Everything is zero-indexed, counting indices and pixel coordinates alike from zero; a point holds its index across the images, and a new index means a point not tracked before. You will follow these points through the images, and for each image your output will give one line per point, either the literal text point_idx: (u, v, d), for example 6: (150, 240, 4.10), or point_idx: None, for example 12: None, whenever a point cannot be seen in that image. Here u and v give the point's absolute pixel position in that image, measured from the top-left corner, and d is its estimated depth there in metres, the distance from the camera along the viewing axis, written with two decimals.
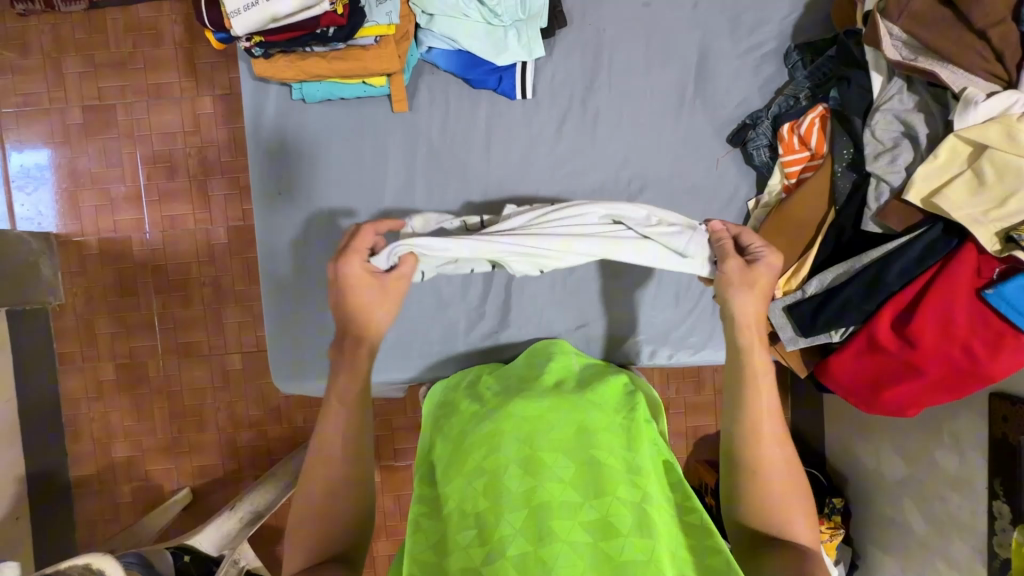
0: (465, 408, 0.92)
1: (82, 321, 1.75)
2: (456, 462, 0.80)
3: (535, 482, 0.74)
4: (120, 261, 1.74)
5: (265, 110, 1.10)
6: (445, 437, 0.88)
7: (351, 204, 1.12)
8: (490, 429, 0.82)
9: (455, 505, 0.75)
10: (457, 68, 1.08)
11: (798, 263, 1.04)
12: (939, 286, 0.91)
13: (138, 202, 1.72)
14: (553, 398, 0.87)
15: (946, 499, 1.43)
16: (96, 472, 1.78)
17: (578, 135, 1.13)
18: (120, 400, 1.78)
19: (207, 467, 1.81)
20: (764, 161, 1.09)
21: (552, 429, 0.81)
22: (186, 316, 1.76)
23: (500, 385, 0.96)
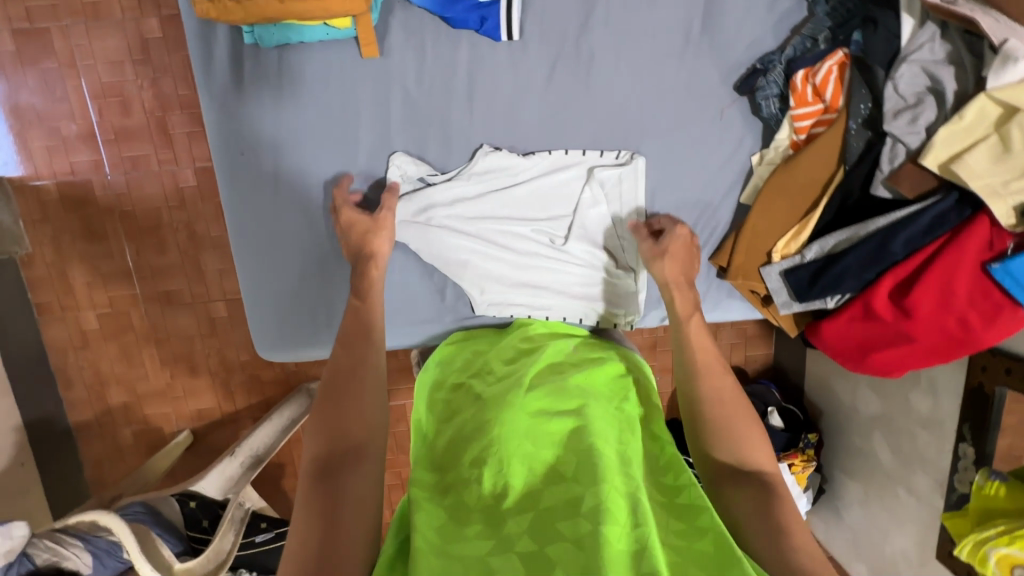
0: (464, 398, 0.92)
1: (55, 270, 1.67)
2: (460, 453, 0.82)
3: (544, 484, 0.75)
4: (84, 206, 1.62)
5: (215, 57, 0.96)
6: (446, 427, 0.89)
7: (326, 164, 1.03)
8: (492, 422, 0.82)
9: (457, 498, 0.77)
10: (434, 5, 0.93)
11: (801, 225, 1.01)
12: (942, 257, 0.86)
13: (93, 142, 1.57)
14: (550, 395, 0.87)
15: (915, 436, 1.51)
16: (95, 417, 1.80)
17: (569, 83, 1.02)
18: (108, 348, 1.75)
19: (205, 410, 1.84)
20: (773, 113, 1.00)
21: (550, 422, 0.82)
22: (162, 263, 1.68)
23: (500, 369, 0.95)
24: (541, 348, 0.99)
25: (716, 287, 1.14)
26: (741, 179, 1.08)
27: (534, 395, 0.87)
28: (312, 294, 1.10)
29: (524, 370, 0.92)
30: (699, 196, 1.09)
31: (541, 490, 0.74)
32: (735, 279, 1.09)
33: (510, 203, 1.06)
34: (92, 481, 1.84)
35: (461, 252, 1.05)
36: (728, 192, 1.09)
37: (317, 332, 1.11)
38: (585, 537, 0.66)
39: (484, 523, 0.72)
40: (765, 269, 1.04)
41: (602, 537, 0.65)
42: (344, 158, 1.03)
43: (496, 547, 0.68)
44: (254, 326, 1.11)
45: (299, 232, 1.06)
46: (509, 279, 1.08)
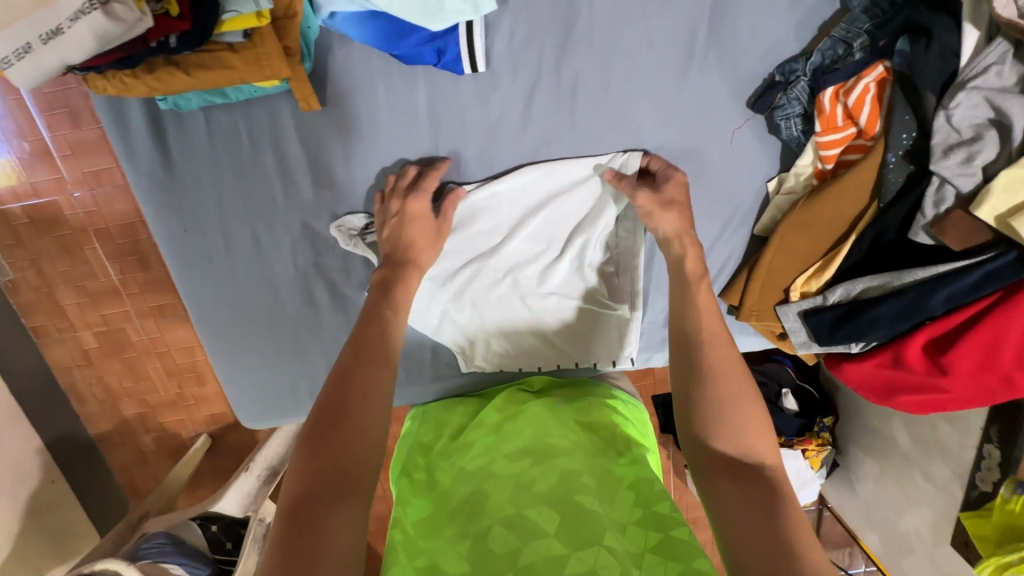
0: (446, 472, 0.87)
1: (43, 292, 1.48)
2: (439, 516, 0.79)
3: (522, 539, 0.68)
4: (55, 228, 1.41)
5: (131, 127, 0.81)
6: (426, 492, 0.86)
7: (279, 231, 0.90)
8: (475, 490, 0.78)
9: (430, 558, 0.73)
10: (378, 43, 0.76)
11: (824, 264, 0.88)
12: (991, 318, 0.74)
13: (49, 159, 1.34)
14: (533, 451, 0.82)
15: (938, 427, 1.46)
16: (114, 428, 1.66)
17: (550, 115, 0.86)
18: (112, 365, 1.58)
19: (218, 415, 1.69)
20: (794, 134, 0.85)
21: (532, 476, 0.77)
22: (147, 279, 1.50)
23: (484, 436, 0.89)
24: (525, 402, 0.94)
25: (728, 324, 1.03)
26: (757, 206, 0.94)
27: (518, 455, 0.82)
28: (286, 366, 0.99)
29: (511, 431, 0.87)
30: (708, 229, 0.95)
31: (521, 545, 0.67)
32: (747, 318, 0.99)
33: (485, 243, 0.94)
34: (124, 486, 1.73)
35: (440, 305, 0.96)
36: (740, 223, 0.95)
37: (300, 401, 1.02)
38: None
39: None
40: (781, 309, 0.94)
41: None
42: (299, 219, 0.89)
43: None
44: (234, 401, 1.02)
45: (261, 305, 0.94)
46: (496, 332, 0.99)
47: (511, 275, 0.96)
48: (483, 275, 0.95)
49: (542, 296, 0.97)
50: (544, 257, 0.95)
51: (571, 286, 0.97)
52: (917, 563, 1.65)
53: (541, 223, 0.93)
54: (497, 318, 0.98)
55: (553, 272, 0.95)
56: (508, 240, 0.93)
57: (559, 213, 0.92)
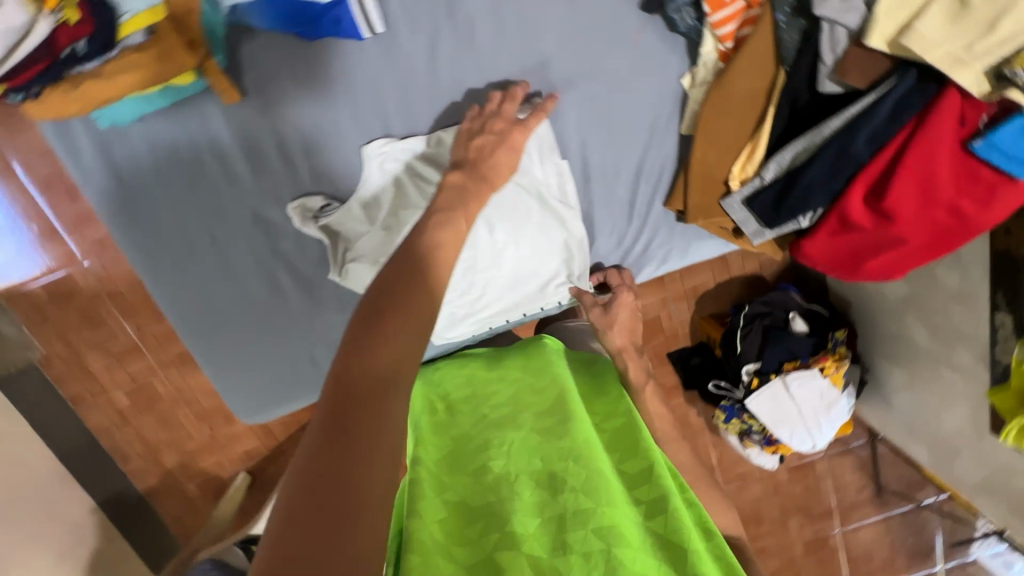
0: (466, 416, 0.92)
1: None
2: (466, 458, 0.82)
3: (547, 493, 0.73)
4: None
5: (81, 152, 0.88)
6: (447, 429, 0.91)
7: (236, 223, 0.96)
8: (501, 439, 0.82)
9: (458, 495, 0.77)
10: (277, 23, 0.84)
11: (752, 144, 0.89)
12: (913, 147, 0.73)
13: None
14: (553, 413, 0.85)
15: (949, 312, 1.39)
16: None
17: (457, 60, 0.90)
18: None
19: None
20: (690, 26, 0.86)
21: (556, 438, 0.80)
22: None
23: (502, 393, 0.94)
24: (540, 365, 0.97)
25: (682, 233, 1.04)
26: (677, 108, 0.95)
27: (544, 416, 0.85)
28: (273, 351, 1.04)
29: (528, 396, 0.91)
30: (637, 136, 0.96)
31: (551, 496, 0.72)
32: (697, 221, 0.99)
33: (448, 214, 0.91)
34: None
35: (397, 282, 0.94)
36: (665, 126, 0.96)
37: (291, 383, 1.07)
38: (596, 557, 0.64)
39: (485, 517, 0.72)
40: (725, 202, 0.94)
41: (612, 560, 0.64)
42: (247, 207, 0.95)
43: (501, 541, 0.68)
44: (231, 401, 1.06)
45: (234, 297, 1.00)
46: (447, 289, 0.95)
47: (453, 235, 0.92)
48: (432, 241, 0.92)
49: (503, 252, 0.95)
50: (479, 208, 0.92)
51: (529, 234, 0.95)
52: (967, 464, 1.55)
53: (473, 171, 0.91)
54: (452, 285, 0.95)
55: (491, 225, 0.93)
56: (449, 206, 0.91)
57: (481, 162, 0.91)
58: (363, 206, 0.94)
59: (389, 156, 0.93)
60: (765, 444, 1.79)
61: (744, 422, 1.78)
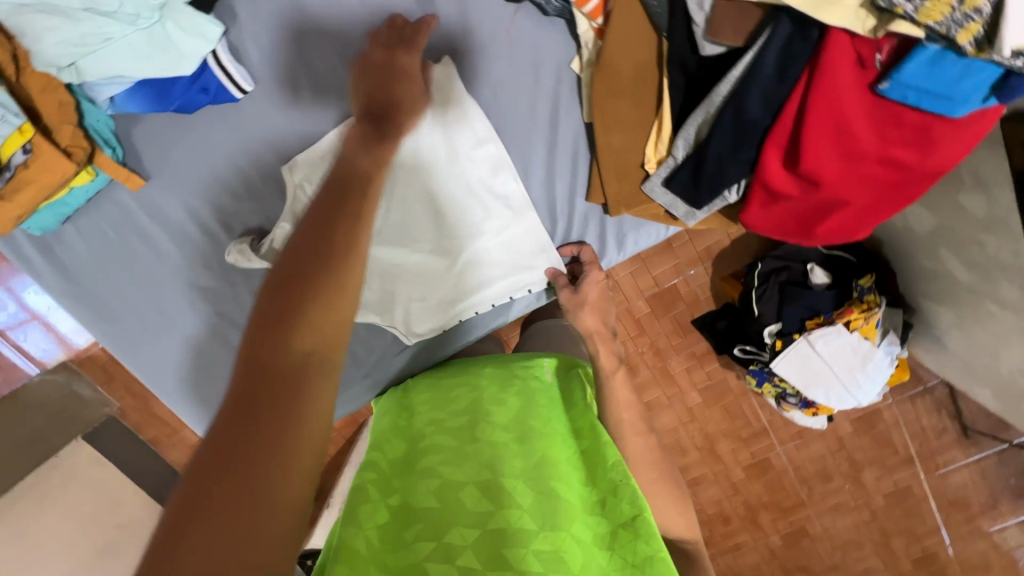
0: (423, 416, 0.87)
1: None
2: (416, 457, 0.78)
3: (492, 506, 0.68)
4: None
5: (30, 259, 0.96)
6: (404, 430, 0.85)
7: (177, 293, 0.99)
8: (453, 446, 0.77)
9: (402, 497, 0.72)
10: (154, 104, 0.85)
11: (658, 122, 0.79)
12: (812, 104, 0.62)
13: None
14: (511, 423, 0.79)
15: (983, 244, 1.16)
16: None
17: (336, 97, 0.88)
18: None
19: None
20: (559, 8, 0.79)
21: (510, 453, 0.74)
22: None
23: (463, 391, 0.88)
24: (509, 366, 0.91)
25: (611, 225, 0.96)
26: (575, 95, 0.88)
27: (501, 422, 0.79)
28: None
29: (488, 395, 0.84)
30: (540, 131, 0.89)
31: (493, 510, 0.67)
32: (621, 212, 0.90)
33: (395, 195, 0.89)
34: None
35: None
36: (567, 116, 0.89)
37: None
38: None
39: (426, 522, 0.67)
40: (646, 187, 0.85)
41: None
42: (184, 275, 0.98)
43: (436, 553, 0.63)
44: None
45: (197, 361, 1.03)
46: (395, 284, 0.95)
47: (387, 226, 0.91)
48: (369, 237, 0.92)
49: (444, 234, 0.93)
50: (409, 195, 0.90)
51: (468, 220, 0.92)
52: None
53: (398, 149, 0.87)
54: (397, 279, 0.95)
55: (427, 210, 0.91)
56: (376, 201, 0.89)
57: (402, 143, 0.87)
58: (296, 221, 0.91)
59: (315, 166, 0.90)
60: (805, 407, 1.46)
61: (777, 385, 1.47)
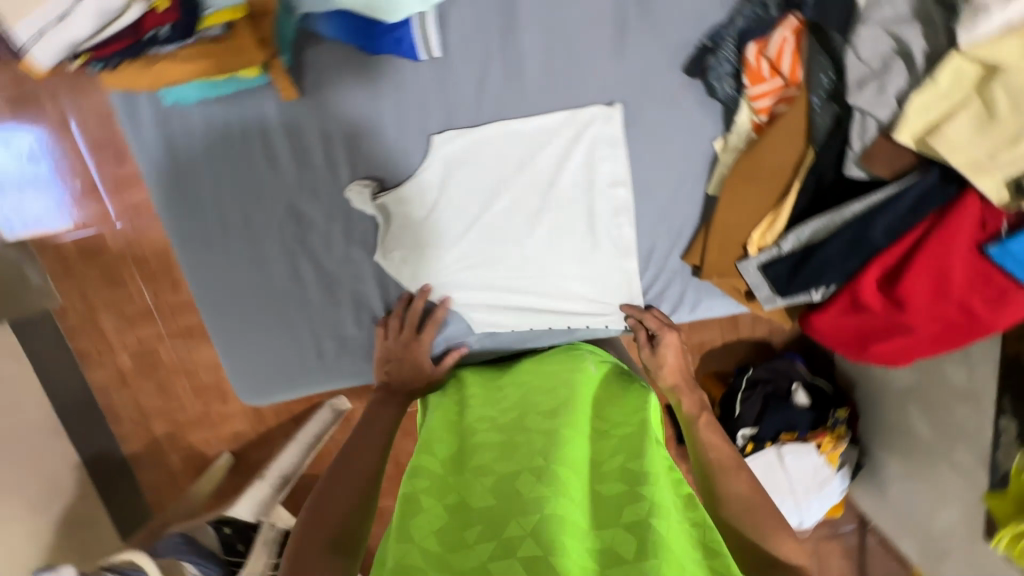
0: (473, 419, 0.88)
1: (85, 315, 1.56)
2: (469, 458, 0.80)
3: (546, 489, 0.69)
4: (97, 255, 1.51)
5: (142, 122, 0.94)
6: (453, 435, 0.87)
7: (274, 210, 1.01)
8: (505, 441, 0.80)
9: (459, 499, 0.74)
10: (347, 35, 0.89)
11: (774, 214, 0.91)
12: (931, 243, 0.75)
13: (97, 194, 1.46)
14: (562, 421, 0.82)
15: (952, 410, 1.39)
16: (146, 447, 1.70)
17: (503, 92, 0.95)
18: (147, 386, 1.64)
19: (240, 433, 1.72)
20: (729, 94, 0.90)
21: (560, 443, 0.77)
22: (176, 302, 1.57)
23: (514, 395, 0.92)
24: (557, 372, 0.94)
25: (695, 286, 1.06)
26: (707, 168, 0.98)
27: (548, 418, 0.83)
28: (285, 339, 1.09)
29: (537, 400, 0.88)
30: (665, 185, 0.99)
31: (544, 493, 0.69)
32: (710, 278, 1.01)
33: (522, 199, 0.99)
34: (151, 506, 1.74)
35: (449, 255, 1.01)
36: (691, 182, 0.99)
37: (295, 372, 1.11)
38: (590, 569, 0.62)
39: (484, 524, 0.68)
40: (741, 264, 0.96)
41: None
42: (284, 196, 1.00)
43: (497, 552, 0.64)
44: (235, 377, 1.11)
45: (257, 282, 1.05)
46: (489, 270, 1.02)
47: (504, 217, 1.00)
48: (486, 222, 1.00)
49: (549, 248, 1.01)
50: (536, 197, 0.99)
51: (572, 243, 1.01)
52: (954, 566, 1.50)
53: (542, 153, 0.97)
54: (493, 266, 1.02)
55: (545, 217, 1.00)
56: (504, 192, 0.98)
57: (546, 153, 0.97)
58: (421, 186, 0.98)
59: (456, 146, 0.96)
60: None
61: None
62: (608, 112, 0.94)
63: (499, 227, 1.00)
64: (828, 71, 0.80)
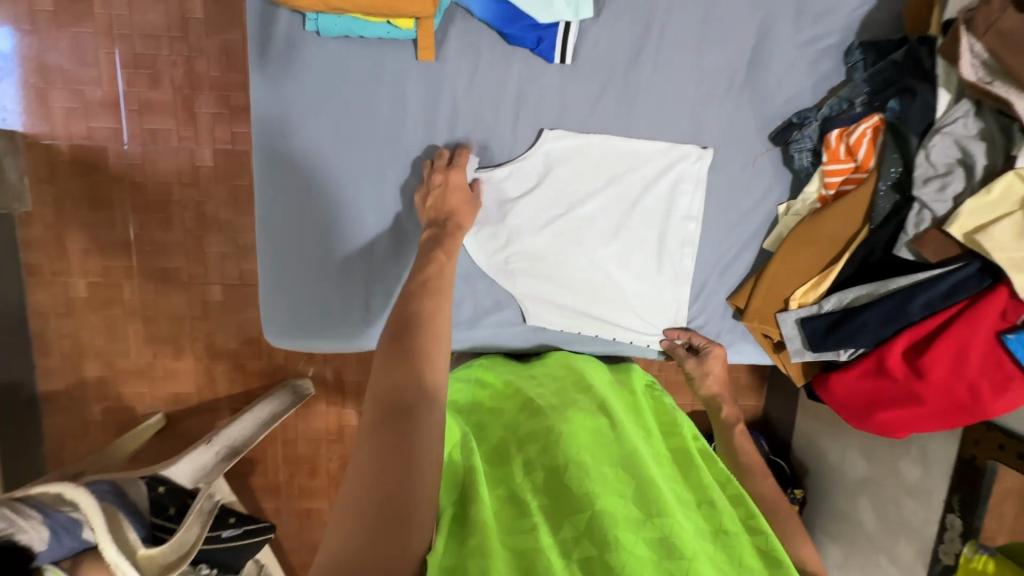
0: (513, 404, 0.87)
1: (52, 233, 1.45)
2: (515, 443, 0.78)
3: (598, 488, 0.69)
4: (93, 172, 1.43)
5: (273, 38, 0.97)
6: (492, 420, 0.86)
7: (366, 157, 1.02)
8: (544, 428, 0.78)
9: (511, 487, 0.72)
10: (495, 20, 0.96)
11: (820, 276, 1.02)
12: (960, 322, 0.89)
13: (117, 110, 1.39)
14: (604, 423, 0.82)
15: (901, 504, 1.38)
16: (66, 389, 1.54)
17: (613, 111, 1.04)
18: (91, 318, 1.51)
19: (183, 395, 1.58)
20: (804, 165, 1.05)
21: (608, 449, 0.77)
22: (165, 239, 1.48)
23: (550, 387, 0.92)
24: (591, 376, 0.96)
25: (730, 328, 1.15)
26: (766, 226, 1.11)
27: (591, 416, 0.83)
28: (332, 284, 1.07)
29: (574, 399, 0.87)
30: (727, 231, 1.11)
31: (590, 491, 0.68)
32: (750, 322, 1.10)
33: (606, 210, 1.07)
34: (49, 456, 1.56)
35: (526, 243, 1.07)
36: (753, 236, 1.11)
37: (328, 321, 1.08)
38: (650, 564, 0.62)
39: (542, 510, 0.68)
40: (781, 315, 1.05)
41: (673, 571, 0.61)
42: (385, 147, 1.02)
43: (557, 544, 0.64)
44: (265, 311, 1.07)
45: (324, 220, 1.04)
46: (557, 266, 1.08)
47: (585, 220, 1.07)
48: (565, 222, 1.07)
49: (614, 260, 1.09)
50: (616, 211, 1.07)
51: (636, 262, 1.10)
52: None
53: (635, 171, 1.06)
54: (562, 263, 1.08)
55: (619, 231, 1.08)
56: (591, 198, 1.06)
57: (637, 175, 1.06)
58: (518, 171, 1.04)
59: (563, 146, 1.04)
60: None
61: None
62: (700, 154, 1.05)
63: (577, 228, 1.07)
64: (896, 167, 0.94)
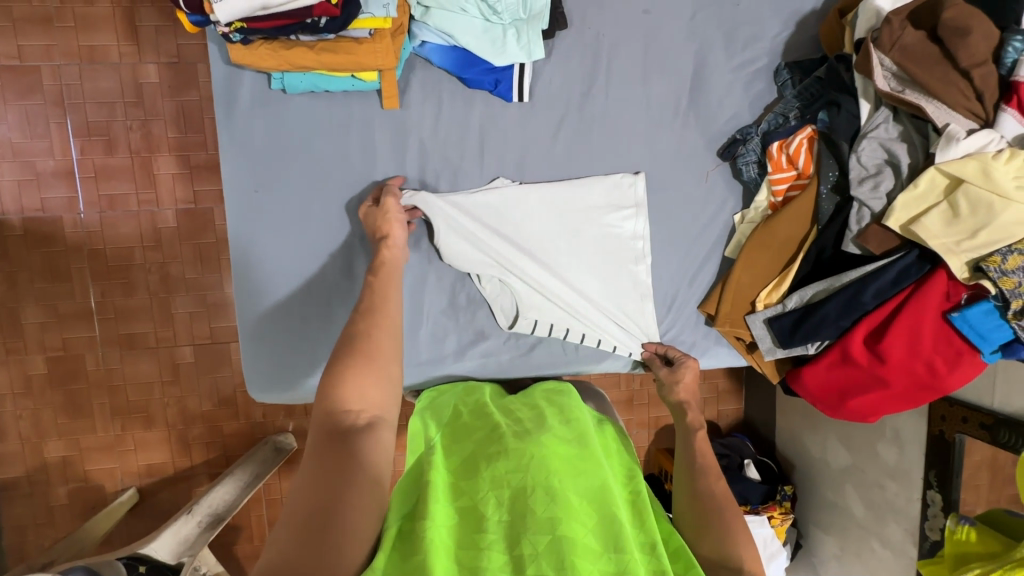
0: (488, 425, 0.85)
1: (4, 309, 1.40)
2: (483, 461, 0.76)
3: (563, 512, 0.66)
4: (47, 244, 1.39)
5: (237, 99, 0.99)
6: (457, 440, 0.84)
7: (337, 203, 1.05)
8: (517, 449, 0.76)
9: (473, 499, 0.71)
10: (452, 66, 1.02)
11: (780, 276, 1.10)
12: (912, 306, 0.97)
13: (71, 179, 1.38)
14: (580, 448, 0.79)
15: (883, 487, 1.43)
16: (26, 474, 1.46)
17: (573, 141, 1.10)
18: (51, 396, 1.44)
19: (156, 465, 1.51)
20: (752, 177, 1.13)
21: (577, 474, 0.74)
22: (128, 304, 1.44)
23: (526, 414, 0.89)
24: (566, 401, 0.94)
25: (704, 335, 1.20)
26: (725, 236, 1.18)
27: (568, 441, 0.79)
28: (312, 331, 1.07)
29: (551, 422, 0.84)
30: (691, 243, 1.17)
31: (556, 513, 0.66)
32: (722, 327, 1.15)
33: (572, 233, 1.12)
34: (10, 548, 1.46)
35: (501, 269, 1.09)
36: (715, 245, 1.17)
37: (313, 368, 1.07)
38: None
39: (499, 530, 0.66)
40: (750, 317, 1.11)
41: None
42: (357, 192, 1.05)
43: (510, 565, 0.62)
44: (248, 365, 1.06)
45: (301, 268, 1.05)
46: (532, 293, 1.11)
47: (553, 245, 1.11)
48: (536, 249, 1.11)
49: (587, 281, 1.14)
50: (582, 233, 1.12)
51: (606, 282, 1.14)
52: None
53: (594, 195, 1.12)
54: (537, 289, 1.11)
55: (587, 253, 1.13)
56: (559, 224, 1.11)
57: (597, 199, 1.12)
58: (490, 201, 1.07)
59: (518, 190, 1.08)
60: None
61: None
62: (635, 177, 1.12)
63: (549, 253, 1.11)
64: (834, 171, 1.04)
